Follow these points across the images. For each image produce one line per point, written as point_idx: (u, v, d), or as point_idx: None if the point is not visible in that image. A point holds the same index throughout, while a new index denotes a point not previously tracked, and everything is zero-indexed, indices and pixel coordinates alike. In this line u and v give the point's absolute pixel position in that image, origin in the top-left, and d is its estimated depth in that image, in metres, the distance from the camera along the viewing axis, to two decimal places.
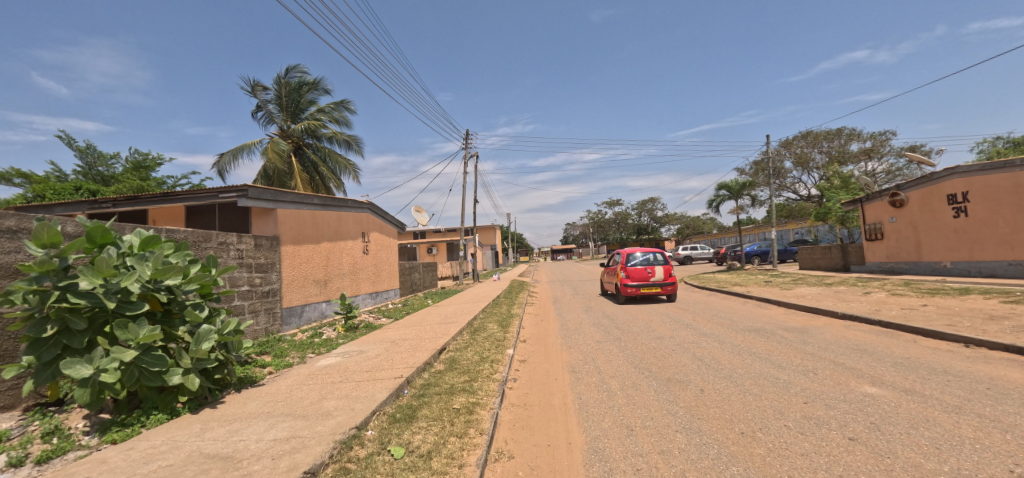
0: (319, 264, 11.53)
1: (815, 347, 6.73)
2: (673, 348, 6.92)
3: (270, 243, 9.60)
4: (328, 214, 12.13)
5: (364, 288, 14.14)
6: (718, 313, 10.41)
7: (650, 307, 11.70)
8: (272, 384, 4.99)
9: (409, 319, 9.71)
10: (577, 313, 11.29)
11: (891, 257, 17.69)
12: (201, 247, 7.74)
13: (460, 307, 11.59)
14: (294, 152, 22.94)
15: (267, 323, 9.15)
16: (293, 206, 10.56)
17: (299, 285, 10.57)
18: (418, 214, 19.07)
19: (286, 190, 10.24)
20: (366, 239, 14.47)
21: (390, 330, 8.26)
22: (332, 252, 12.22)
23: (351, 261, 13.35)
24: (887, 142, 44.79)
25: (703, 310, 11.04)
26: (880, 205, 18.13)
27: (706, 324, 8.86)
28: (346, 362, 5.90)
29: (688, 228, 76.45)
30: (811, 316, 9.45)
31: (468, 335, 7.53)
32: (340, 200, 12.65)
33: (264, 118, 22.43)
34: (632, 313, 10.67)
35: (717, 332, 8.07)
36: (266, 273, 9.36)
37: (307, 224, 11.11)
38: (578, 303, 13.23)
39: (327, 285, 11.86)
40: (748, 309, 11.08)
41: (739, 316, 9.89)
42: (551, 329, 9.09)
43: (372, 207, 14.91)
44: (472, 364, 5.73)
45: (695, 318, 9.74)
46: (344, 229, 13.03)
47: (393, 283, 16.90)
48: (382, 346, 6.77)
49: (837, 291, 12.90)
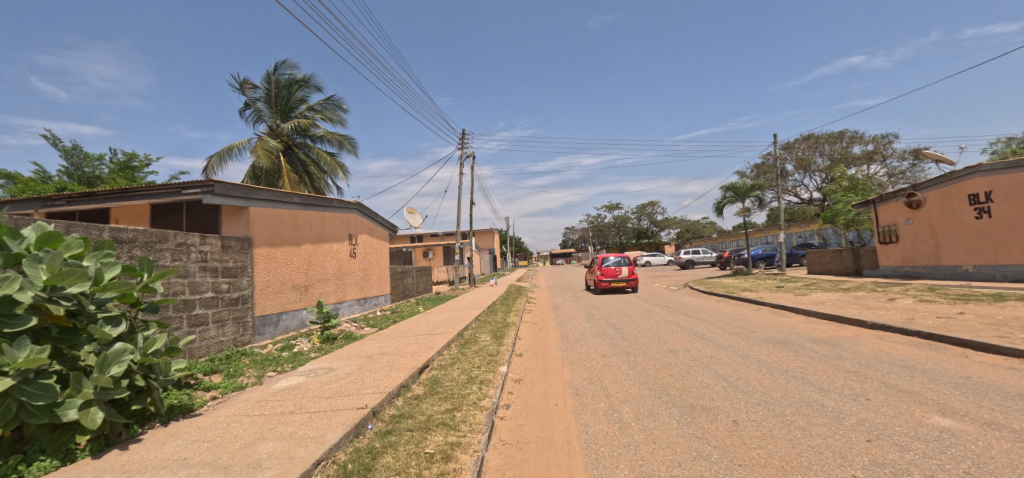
0: (300, 268, 10.64)
1: (855, 364, 5.84)
2: (690, 365, 6.04)
3: (240, 244, 8.72)
4: (310, 213, 11.27)
5: (350, 295, 13.23)
6: (732, 322, 9.51)
7: (658, 315, 10.81)
8: (208, 414, 4.10)
9: (395, 329, 8.80)
10: (579, 321, 10.38)
11: (907, 261, 16.85)
12: (155, 248, 6.84)
13: (451, 315, 10.69)
14: (283, 151, 22.06)
15: (235, 333, 8.30)
16: (269, 205, 9.68)
17: (275, 291, 9.67)
18: (411, 216, 18.18)
19: (260, 187, 9.37)
20: (353, 241, 13.59)
21: (369, 343, 7.36)
22: (315, 255, 11.35)
23: (336, 265, 12.46)
24: (891, 144, 44.06)
25: (716, 318, 10.13)
26: (895, 206, 17.30)
27: (723, 335, 7.96)
28: (309, 383, 4.99)
29: (687, 232, 75.90)
30: (836, 325, 8.58)
31: (457, 349, 6.63)
32: (323, 199, 11.78)
33: (252, 116, 21.55)
34: (639, 322, 9.78)
35: (737, 344, 7.20)
36: (235, 277, 8.49)
37: (286, 224, 10.24)
38: (580, 311, 12.32)
39: (309, 291, 10.96)
40: (764, 316, 10.20)
41: (758, 325, 8.98)
42: (551, 340, 8.18)
43: (360, 208, 14.06)
44: (457, 387, 4.83)
45: (709, 327, 8.86)
46: (328, 230, 12.15)
47: (384, 288, 16.00)
48: (356, 363, 5.86)
49: (857, 297, 12.02)
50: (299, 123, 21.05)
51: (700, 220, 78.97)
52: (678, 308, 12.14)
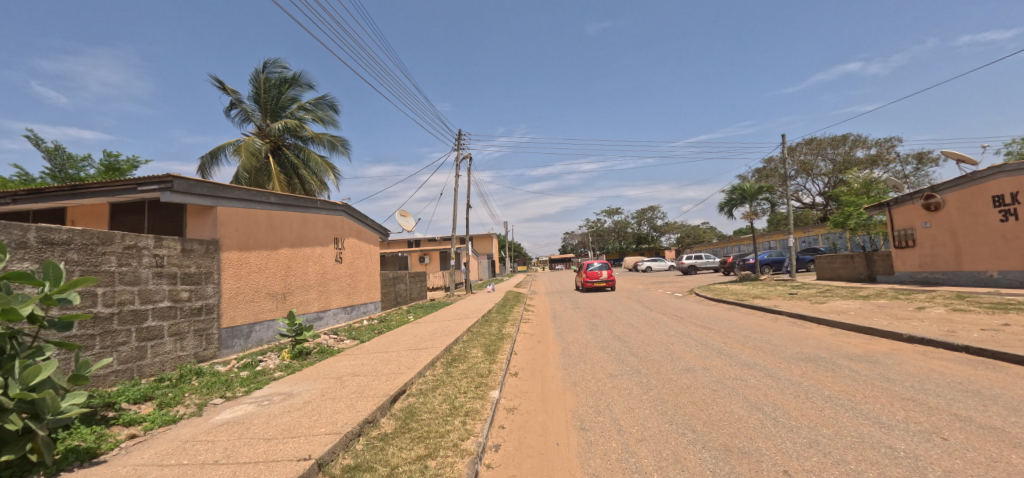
0: (277, 274, 9.76)
1: (909, 389, 4.96)
2: (714, 388, 5.17)
3: (205, 247, 7.85)
4: (290, 215, 10.44)
5: (336, 303, 12.36)
6: (750, 334, 8.64)
7: (667, 325, 9.92)
8: (112, 463, 3.23)
9: (377, 342, 7.92)
10: (581, 333, 9.49)
11: (925, 266, 16.02)
12: (97, 251, 5.97)
13: (441, 326, 9.80)
14: (272, 152, 21.21)
15: (195, 347, 7.44)
16: (240, 205, 8.82)
17: (247, 300, 8.79)
18: (404, 219, 17.32)
19: (230, 185, 8.51)
20: (339, 245, 12.73)
21: (344, 360, 6.48)
22: (295, 260, 10.47)
23: (319, 271, 11.58)
24: (894, 149, 43.34)
25: (731, 329, 9.27)
26: (911, 209, 16.48)
27: (743, 349, 7.08)
28: (255, 416, 4.10)
29: (688, 237, 75.16)
30: (868, 339, 7.72)
31: (442, 368, 5.76)
32: (304, 199, 10.93)
33: (240, 116, 20.69)
34: (647, 333, 8.90)
35: (762, 361, 6.35)
36: (199, 284, 7.63)
37: (261, 226, 9.38)
38: (582, 320, 11.43)
39: (287, 299, 10.09)
40: (784, 328, 9.35)
41: (780, 338, 8.11)
42: (550, 356, 7.29)
43: (347, 209, 13.21)
44: (435, 422, 3.94)
45: (726, 340, 7.99)
46: (310, 233, 11.28)
47: (373, 295, 15.11)
48: (323, 386, 4.98)
49: (880, 305, 11.16)
50: (288, 123, 20.19)
51: (700, 225, 78.17)
52: (687, 317, 11.28)
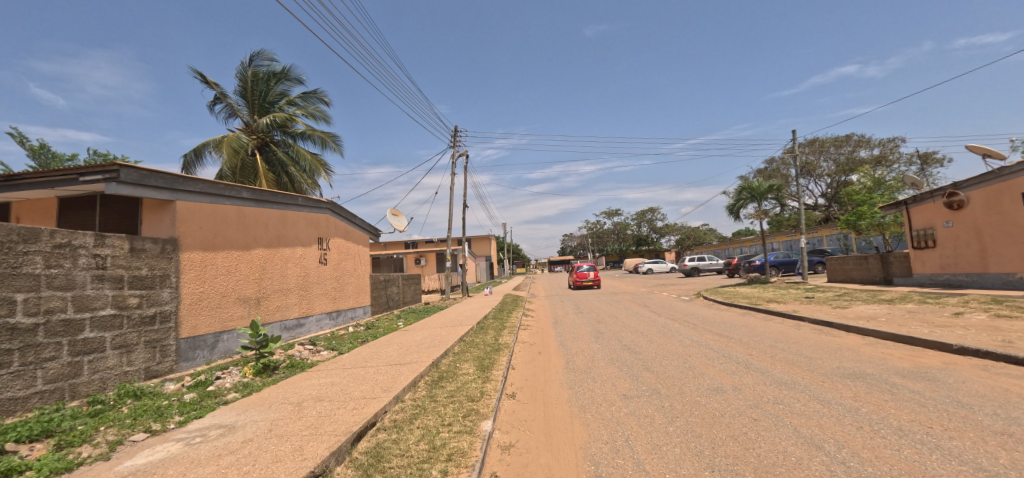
0: (249, 277, 8.81)
1: (995, 418, 4.05)
2: (756, 417, 4.23)
3: (160, 247, 6.93)
4: (266, 211, 9.54)
5: (319, 308, 11.41)
6: (776, 344, 7.72)
7: (680, 333, 9.00)
8: None
9: (357, 355, 6.98)
10: (586, 342, 8.56)
11: (947, 267, 15.16)
12: (16, 250, 5.05)
13: (431, 334, 8.88)
14: (260, 149, 20.25)
15: (146, 361, 6.51)
16: (206, 200, 7.89)
17: (213, 306, 7.84)
18: (395, 218, 16.36)
19: (192, 178, 7.58)
20: (323, 245, 11.79)
21: (313, 377, 5.57)
22: (271, 262, 9.53)
23: (300, 274, 10.63)
24: (897, 149, 42.55)
25: (753, 338, 8.36)
26: (931, 208, 15.62)
27: (775, 364, 6.17)
28: (174, 463, 3.17)
29: (688, 239, 74.43)
30: (913, 350, 6.83)
31: (425, 390, 4.84)
32: (283, 195, 10.00)
33: (226, 111, 19.75)
34: (659, 343, 7.99)
35: (801, 379, 5.45)
36: (152, 288, 6.71)
37: (231, 223, 8.45)
38: (585, 327, 10.50)
39: (262, 304, 9.15)
40: (810, 336, 8.45)
41: (810, 349, 7.22)
42: (552, 372, 6.36)
43: (333, 206, 12.28)
44: (406, 473, 2.99)
45: (751, 352, 7.09)
46: (290, 232, 10.35)
47: (362, 299, 14.16)
48: (275, 416, 4.04)
49: (910, 310, 10.26)
50: (276, 119, 19.24)
51: (700, 227, 77.35)
52: (701, 324, 10.37)
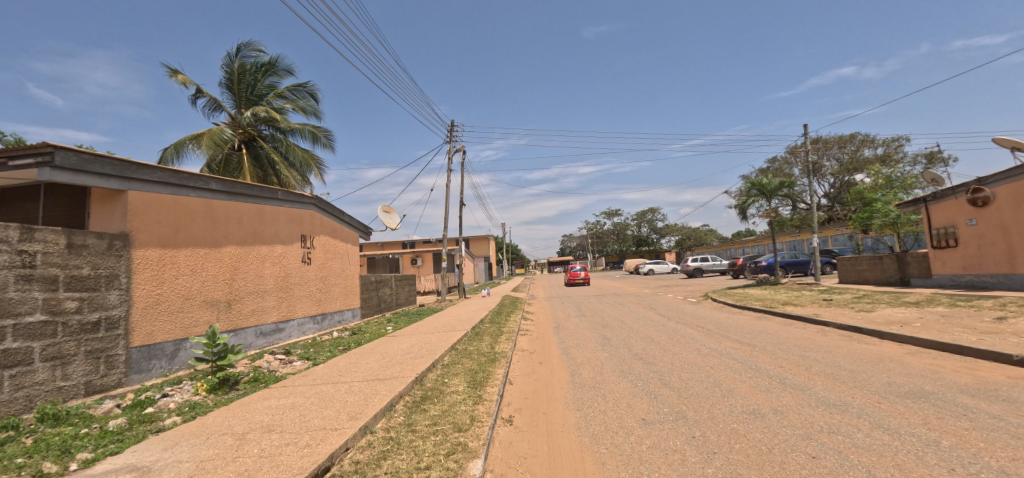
0: (218, 278, 7.94)
1: None
2: (815, 455, 3.37)
3: (107, 243, 6.06)
4: (241, 205, 8.70)
5: (302, 312, 10.53)
6: (805, 353, 6.87)
7: (695, 340, 8.15)
8: None
9: (331, 368, 6.11)
10: (591, 350, 7.70)
11: (970, 268, 14.33)
12: None
13: (420, 341, 8.00)
14: (247, 144, 19.39)
15: (87, 374, 5.64)
16: (165, 191, 7.03)
17: (173, 311, 6.98)
18: (387, 216, 15.48)
19: (147, 165, 6.71)
20: (307, 244, 10.92)
21: (273, 397, 4.72)
22: (245, 261, 8.66)
23: (279, 274, 9.74)
24: (903, 148, 41.74)
25: (778, 345, 7.51)
26: (953, 205, 14.81)
27: (815, 380, 5.32)
28: None
29: (688, 239, 73.58)
30: (968, 362, 5.99)
31: (402, 415, 3.97)
32: (259, 188, 9.13)
33: (210, 104, 18.88)
34: (674, 352, 7.13)
35: (852, 399, 4.60)
36: (95, 289, 5.84)
37: (197, 217, 7.60)
38: (589, 332, 9.64)
39: (234, 308, 8.27)
40: (841, 343, 7.61)
41: (847, 360, 6.37)
42: (556, 388, 5.49)
43: (318, 202, 11.42)
44: None
45: (781, 364, 6.23)
46: (268, 228, 9.48)
47: (351, 301, 13.28)
48: (205, 455, 3.18)
49: (944, 314, 9.40)
50: (263, 112, 18.39)
51: (700, 227, 76.57)
52: (715, 329, 9.51)
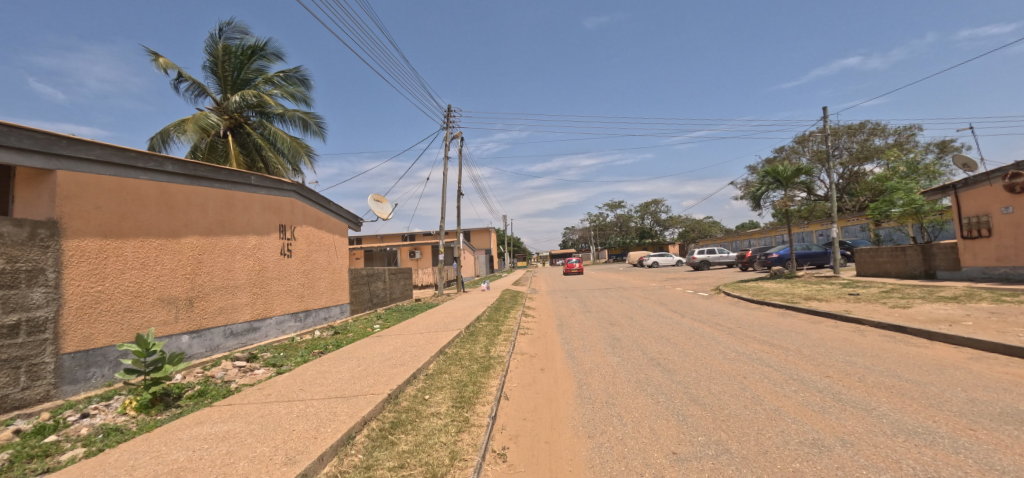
0: (177, 272, 7.02)
1: None
2: None
3: (29, 232, 5.12)
4: (205, 190, 7.77)
5: (281, 309, 9.60)
6: (851, 359, 5.91)
7: (717, 341, 7.19)
8: None
9: (295, 378, 5.17)
10: (600, 354, 6.75)
11: (1005, 259, 13.29)
12: None
13: (406, 343, 7.06)
14: (234, 131, 18.32)
15: (1, 387, 4.70)
16: (106, 171, 6.09)
17: (118, 310, 6.07)
18: (378, 206, 14.51)
19: (82, 141, 5.77)
20: (287, 234, 9.96)
21: (208, 422, 3.78)
22: (211, 254, 7.72)
23: (254, 268, 8.79)
24: (914, 138, 40.37)
25: (816, 349, 6.54)
26: (986, 192, 13.74)
27: (877, 397, 4.36)
28: None
29: (691, 232, 72.30)
30: None
31: (359, 453, 3.05)
32: (228, 172, 8.18)
33: (194, 89, 17.77)
34: (697, 357, 6.18)
35: (936, 426, 3.64)
36: (12, 288, 4.93)
37: (148, 203, 6.66)
38: (596, 331, 8.70)
39: (197, 306, 7.36)
40: (888, 346, 6.64)
41: (903, 367, 5.41)
42: (561, 404, 4.54)
43: (300, 189, 10.46)
44: None
45: (828, 373, 5.26)
46: (239, 217, 8.53)
47: (339, 297, 12.36)
48: None
49: (994, 311, 8.39)
50: (250, 97, 17.31)
51: (704, 220, 75.26)
52: (737, 327, 8.53)
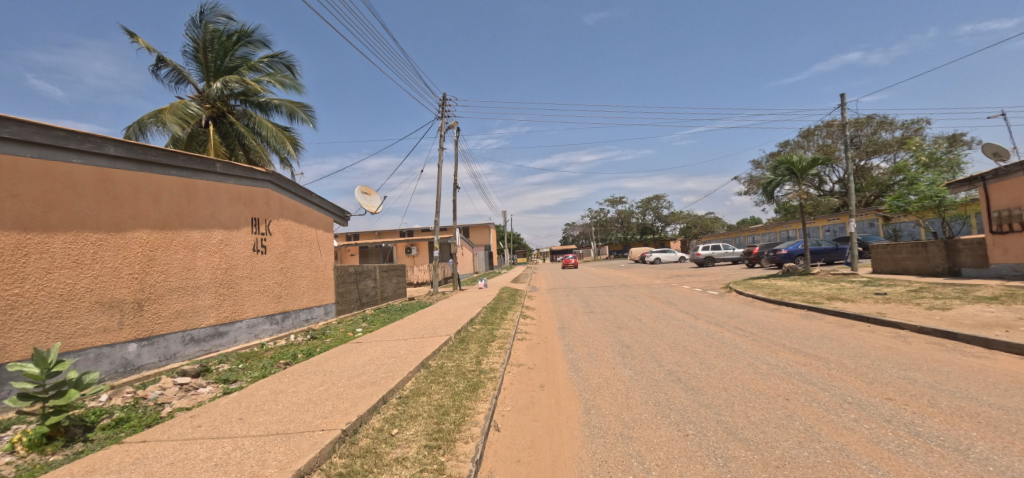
0: (122, 271, 6.11)
1: None
2: None
3: None
4: (158, 178, 6.83)
5: (253, 310, 8.69)
6: (908, 375, 4.98)
7: (741, 350, 6.28)
8: None
9: (240, 401, 4.25)
10: (609, 366, 5.83)
11: None
12: None
13: (385, 353, 6.13)
14: (217, 121, 17.27)
15: None
16: (26, 152, 5.15)
17: (42, 317, 5.17)
18: (367, 198, 13.57)
19: None
20: (260, 228, 9.02)
21: (99, 473, 2.87)
22: (165, 250, 6.80)
23: (220, 266, 7.87)
24: (921, 131, 39.31)
25: (860, 360, 5.62)
26: (1019, 184, 12.76)
27: (963, 432, 3.44)
28: None
29: (694, 228, 71.14)
30: None
31: None
32: (186, 158, 7.22)
33: (174, 76, 16.73)
34: (724, 371, 5.25)
35: None
36: None
37: (84, 191, 5.74)
38: (601, 336, 7.79)
39: (147, 310, 6.44)
40: (944, 356, 5.72)
41: (976, 387, 4.50)
42: (563, 438, 3.62)
43: (275, 179, 9.49)
44: None
45: (889, 395, 4.33)
46: (201, 208, 7.57)
47: (322, 296, 11.45)
48: None
49: None
50: (234, 83, 16.32)
51: (705, 216, 74.24)
52: (762, 332, 7.59)
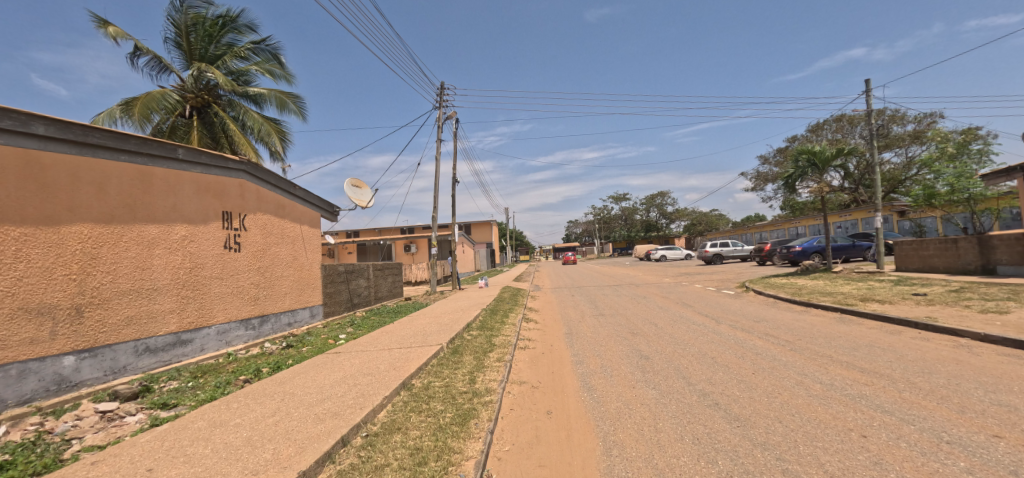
0: (56, 272, 5.21)
1: None
2: None
3: None
4: (104, 164, 5.92)
5: (225, 314, 7.80)
6: (1001, 400, 4.02)
7: (783, 365, 5.30)
8: None
9: (165, 438, 3.33)
10: (628, 384, 4.88)
11: None
12: None
13: (362, 368, 5.19)
14: (201, 112, 16.45)
15: None
16: None
17: None
18: (357, 192, 12.62)
19: None
20: (232, 223, 8.09)
21: None
22: (111, 247, 5.87)
23: (184, 265, 6.96)
24: (935, 124, 38.07)
25: (932, 379, 4.66)
26: None
27: None
28: None
29: (699, 224, 69.95)
30: None
31: None
32: (137, 141, 6.28)
33: (156, 64, 15.86)
34: (770, 394, 4.29)
35: None
36: None
37: (3, 176, 4.83)
38: (614, 345, 6.83)
39: (89, 316, 5.54)
40: None
41: None
42: None
43: (250, 169, 8.56)
44: None
45: (996, 431, 3.36)
46: (157, 200, 6.63)
47: (307, 298, 10.54)
48: None
49: None
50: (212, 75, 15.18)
51: (710, 213, 73.09)
52: (800, 340, 6.63)
